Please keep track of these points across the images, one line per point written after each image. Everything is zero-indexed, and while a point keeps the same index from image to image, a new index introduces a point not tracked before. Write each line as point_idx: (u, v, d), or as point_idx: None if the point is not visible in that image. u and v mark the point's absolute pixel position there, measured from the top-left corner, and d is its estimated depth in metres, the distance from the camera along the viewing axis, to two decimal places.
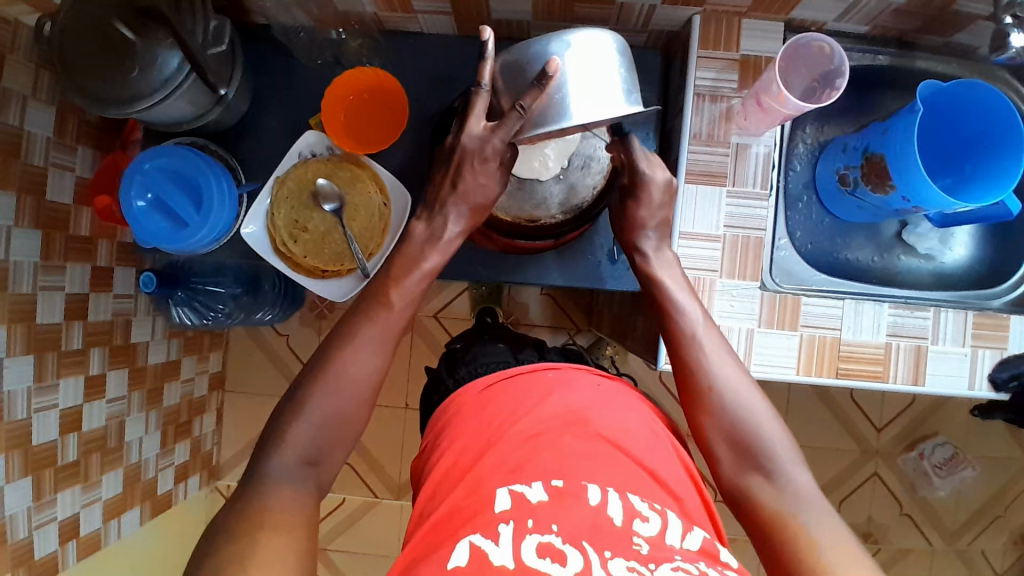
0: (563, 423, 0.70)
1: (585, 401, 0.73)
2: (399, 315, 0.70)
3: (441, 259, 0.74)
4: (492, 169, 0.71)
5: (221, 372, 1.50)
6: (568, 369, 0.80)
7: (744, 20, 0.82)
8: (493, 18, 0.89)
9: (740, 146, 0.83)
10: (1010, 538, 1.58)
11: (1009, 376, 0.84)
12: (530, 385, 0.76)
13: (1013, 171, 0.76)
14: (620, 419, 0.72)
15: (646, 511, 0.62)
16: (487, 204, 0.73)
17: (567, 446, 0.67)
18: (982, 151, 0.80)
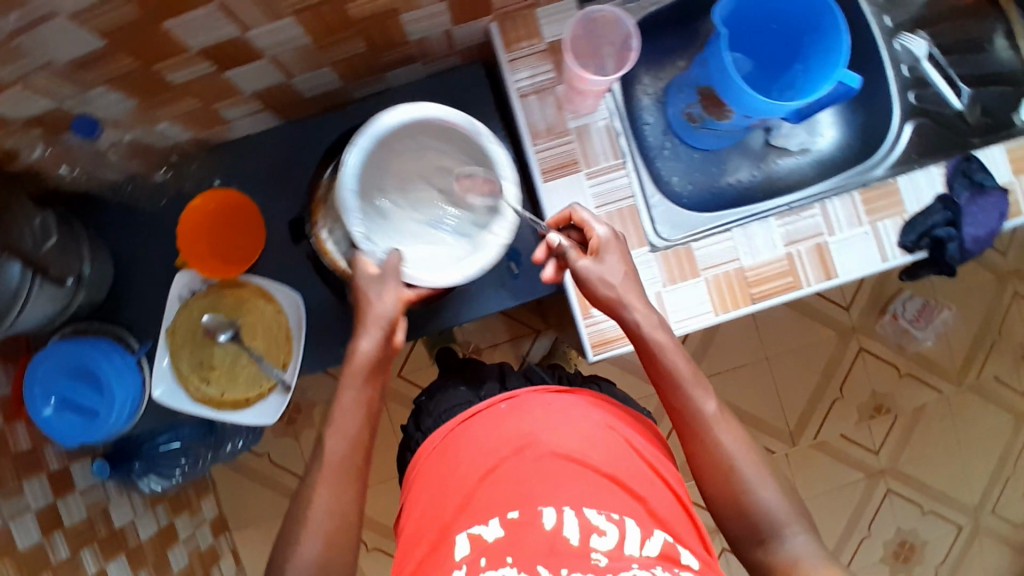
0: (516, 451, 0.70)
1: (540, 424, 0.73)
2: (337, 446, 0.68)
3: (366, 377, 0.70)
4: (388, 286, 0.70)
5: (220, 514, 1.47)
6: (523, 393, 0.77)
7: (538, 10, 0.81)
8: (307, 98, 0.88)
9: (581, 128, 0.83)
10: (1011, 355, 1.60)
11: (918, 236, 0.84)
12: (489, 421, 0.75)
13: (837, 53, 0.74)
14: (574, 432, 0.72)
15: (603, 524, 0.63)
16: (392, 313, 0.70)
17: (524, 480, 0.67)
18: (807, 41, 0.80)
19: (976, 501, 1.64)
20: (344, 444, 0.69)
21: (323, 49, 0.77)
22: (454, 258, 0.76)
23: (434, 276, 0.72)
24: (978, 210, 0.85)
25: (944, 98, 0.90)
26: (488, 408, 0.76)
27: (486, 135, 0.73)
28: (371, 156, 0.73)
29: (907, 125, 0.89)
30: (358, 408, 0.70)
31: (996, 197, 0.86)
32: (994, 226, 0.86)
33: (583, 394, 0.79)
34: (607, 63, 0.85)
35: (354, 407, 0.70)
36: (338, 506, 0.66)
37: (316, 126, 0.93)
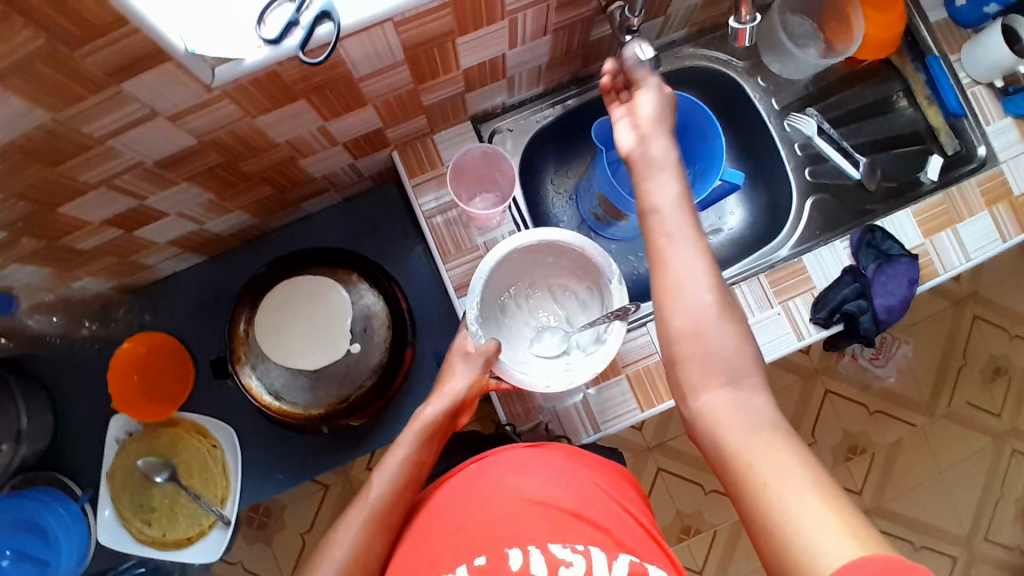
0: (482, 501, 0.67)
1: (507, 473, 0.70)
2: (378, 489, 0.70)
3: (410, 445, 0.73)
4: (472, 366, 0.76)
5: None
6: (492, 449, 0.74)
7: (434, 137, 0.86)
8: (226, 236, 0.91)
9: (488, 243, 0.84)
10: (985, 380, 1.56)
11: (829, 312, 0.84)
12: (463, 476, 0.71)
13: (719, 154, 0.81)
14: (538, 476, 0.69)
15: (568, 557, 0.60)
16: (471, 391, 0.76)
17: (490, 522, 0.64)
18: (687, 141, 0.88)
19: (966, 529, 1.55)
20: (386, 489, 0.70)
21: (228, 199, 0.80)
22: (544, 371, 0.79)
23: (544, 375, 0.77)
24: (886, 280, 0.86)
25: (842, 171, 0.94)
26: (454, 471, 0.73)
27: (617, 279, 0.78)
28: (529, 253, 0.82)
29: (807, 201, 0.93)
30: (405, 469, 0.71)
31: (905, 264, 0.85)
32: (904, 293, 0.87)
33: (554, 443, 0.73)
34: (489, 180, 0.91)
35: (400, 468, 0.71)
36: (356, 556, 0.65)
37: (240, 258, 0.96)
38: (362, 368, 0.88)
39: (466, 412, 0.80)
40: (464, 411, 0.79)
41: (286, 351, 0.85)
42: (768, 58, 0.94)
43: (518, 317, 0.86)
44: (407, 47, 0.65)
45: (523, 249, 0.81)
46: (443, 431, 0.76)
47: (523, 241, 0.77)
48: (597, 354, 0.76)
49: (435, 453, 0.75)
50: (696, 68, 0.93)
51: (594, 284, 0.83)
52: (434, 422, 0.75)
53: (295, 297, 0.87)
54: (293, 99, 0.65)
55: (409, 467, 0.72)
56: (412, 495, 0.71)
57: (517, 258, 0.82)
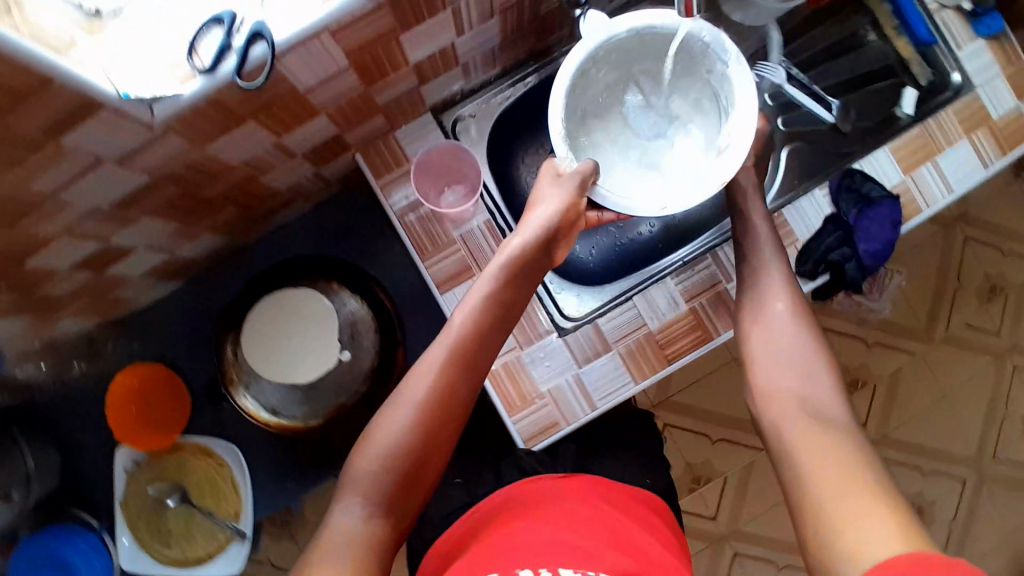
0: (518, 531, 0.65)
1: (544, 511, 0.68)
2: (464, 320, 0.65)
3: (489, 283, 0.67)
4: (565, 189, 0.70)
5: None
6: (532, 483, 0.74)
7: (396, 132, 0.84)
8: (201, 259, 0.90)
9: (466, 236, 0.83)
10: (981, 300, 1.57)
11: (815, 262, 0.84)
12: (486, 517, 0.70)
13: None
14: (572, 523, 0.66)
15: None
16: (567, 222, 0.70)
17: (518, 549, 0.61)
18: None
19: (975, 450, 1.57)
20: (467, 324, 0.65)
21: (193, 224, 0.79)
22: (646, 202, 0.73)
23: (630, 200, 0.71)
24: (869, 225, 0.83)
25: (817, 116, 0.92)
26: (485, 507, 0.72)
27: (733, 54, 0.70)
28: (622, 47, 0.73)
29: (783, 151, 0.91)
30: (490, 304, 0.66)
31: (887, 205, 0.83)
32: (888, 237, 0.84)
33: (583, 479, 0.74)
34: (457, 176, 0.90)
35: (483, 302, 0.66)
36: (434, 392, 0.60)
37: (221, 280, 0.95)
38: (354, 376, 0.86)
39: (561, 247, 0.73)
40: (563, 240, 0.72)
41: (276, 365, 0.82)
42: (728, 9, 0.90)
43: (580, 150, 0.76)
44: (349, 51, 0.62)
45: (603, 49, 0.72)
46: (530, 268, 0.69)
47: (602, 29, 0.69)
48: (728, 157, 0.71)
49: (522, 290, 0.69)
50: None
51: (704, 79, 0.75)
52: (522, 256, 0.68)
53: (288, 308, 0.83)
54: (240, 120, 0.63)
55: (491, 308, 0.66)
56: (491, 337, 0.66)
57: (570, 96, 0.72)
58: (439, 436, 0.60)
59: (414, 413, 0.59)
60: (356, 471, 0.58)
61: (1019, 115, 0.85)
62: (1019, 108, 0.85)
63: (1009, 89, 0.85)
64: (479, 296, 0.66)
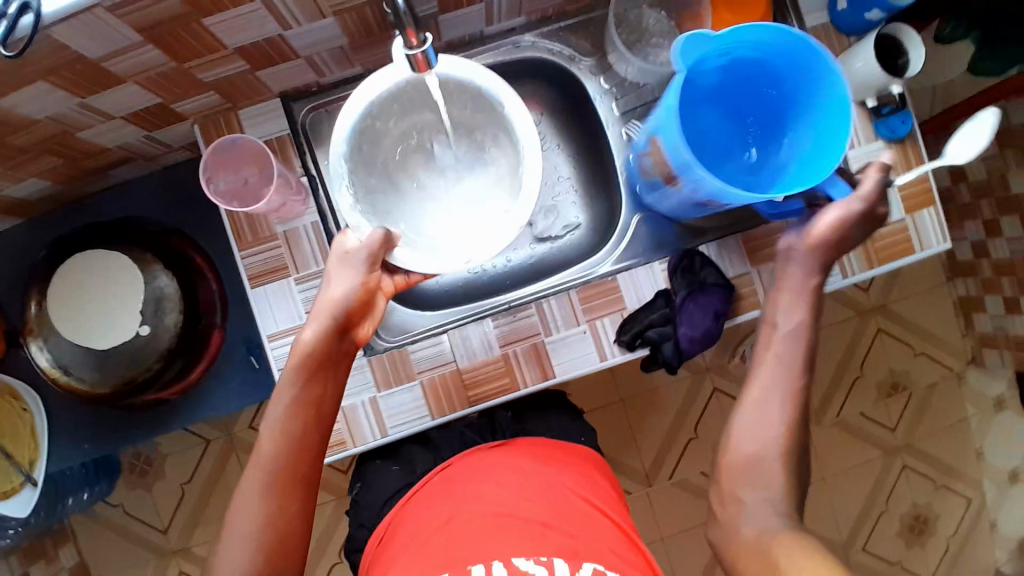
0: (452, 514, 0.72)
1: (474, 482, 0.76)
2: (273, 445, 0.67)
3: (293, 387, 0.68)
4: (352, 271, 0.69)
5: (82, 562, 1.49)
6: (455, 463, 0.81)
7: (239, 111, 0.82)
8: (36, 200, 0.88)
9: (288, 234, 0.81)
10: (883, 392, 1.49)
11: (634, 334, 0.82)
12: (423, 495, 0.78)
13: (835, 125, 0.68)
14: (507, 494, 0.74)
15: (531, 568, 0.65)
16: (363, 299, 0.70)
17: (453, 537, 0.69)
18: (795, 94, 0.74)
19: (844, 535, 1.51)
20: (279, 443, 0.67)
21: (14, 168, 0.77)
22: (446, 252, 0.77)
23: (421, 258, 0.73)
24: (694, 310, 0.82)
25: None
26: (422, 484, 0.80)
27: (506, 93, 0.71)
28: (399, 96, 0.74)
29: (635, 217, 0.88)
30: (295, 405, 0.68)
31: (718, 294, 0.82)
32: (710, 327, 0.83)
33: (516, 443, 0.83)
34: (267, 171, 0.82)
35: (290, 407, 0.67)
36: (261, 518, 0.64)
37: (61, 224, 0.93)
38: (149, 351, 0.84)
39: (366, 322, 0.73)
40: (364, 317, 0.72)
41: (70, 326, 0.81)
42: (609, 57, 0.89)
43: (396, 187, 0.81)
44: (141, 28, 0.60)
45: (380, 101, 0.73)
46: (333, 355, 0.70)
47: (364, 89, 0.70)
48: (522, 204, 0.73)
49: (328, 377, 0.70)
50: (546, 53, 0.89)
51: (496, 115, 0.76)
52: (318, 349, 0.68)
53: (97, 271, 0.82)
54: (28, 81, 0.62)
55: (299, 411, 0.68)
56: (308, 440, 0.68)
57: (362, 174, 0.76)
58: (283, 554, 0.65)
59: (251, 545, 0.63)
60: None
61: (903, 229, 0.85)
62: (906, 220, 0.85)
63: (900, 200, 0.85)
64: (285, 402, 0.67)
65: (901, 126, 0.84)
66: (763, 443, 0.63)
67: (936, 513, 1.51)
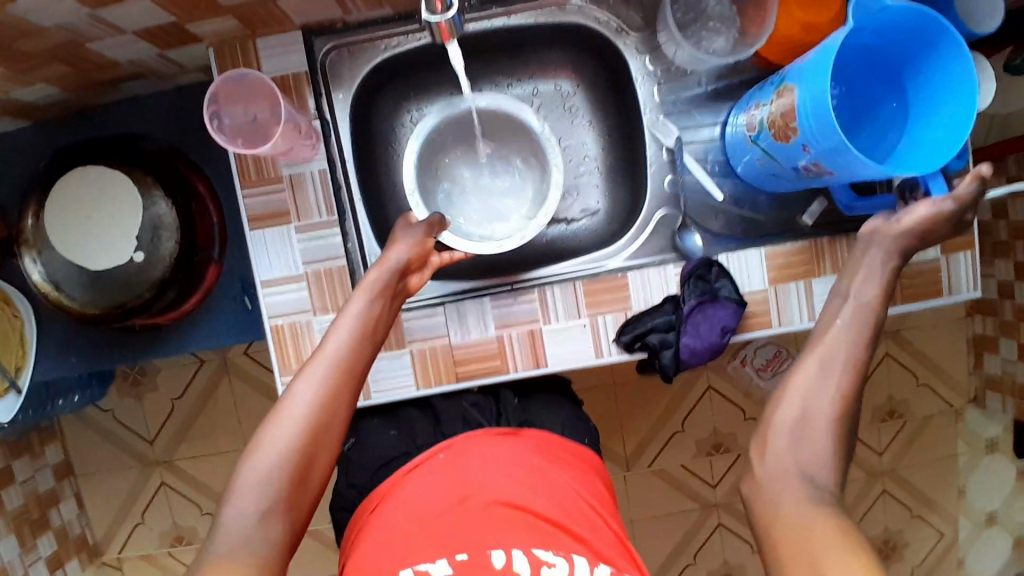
0: (463, 497, 0.66)
1: (483, 466, 0.70)
2: (337, 342, 0.62)
3: (365, 295, 0.66)
4: (415, 231, 0.71)
5: (66, 460, 1.53)
6: (461, 442, 0.74)
7: (258, 41, 0.78)
8: (43, 105, 0.85)
9: (294, 177, 0.79)
10: (877, 416, 1.47)
11: (634, 337, 0.79)
12: (425, 471, 0.71)
13: (964, 117, 0.63)
14: (522, 482, 0.68)
15: (551, 558, 0.60)
16: (422, 257, 0.71)
17: (460, 521, 0.63)
18: (923, 71, 0.66)
19: None
20: (343, 341, 0.62)
21: (22, 73, 0.73)
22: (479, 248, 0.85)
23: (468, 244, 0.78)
24: (700, 320, 0.79)
25: (707, 192, 0.82)
26: (424, 459, 0.73)
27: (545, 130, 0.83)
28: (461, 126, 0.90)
29: (657, 212, 0.84)
30: (364, 319, 0.64)
31: (729, 309, 0.78)
32: (716, 341, 0.79)
33: (527, 432, 0.77)
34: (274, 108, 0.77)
35: (356, 317, 0.64)
36: (318, 407, 0.58)
37: (67, 133, 0.91)
38: (142, 277, 0.81)
39: (416, 276, 0.72)
40: (418, 268, 0.72)
41: (66, 241, 0.80)
42: (661, 36, 0.82)
43: (438, 197, 0.88)
44: None
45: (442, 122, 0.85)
46: (393, 294, 0.68)
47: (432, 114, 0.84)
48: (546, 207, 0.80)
49: (389, 309, 0.68)
50: (591, 21, 0.83)
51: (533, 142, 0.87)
52: (384, 282, 0.67)
53: (100, 188, 0.80)
54: None
55: (366, 324, 0.64)
56: (369, 358, 0.64)
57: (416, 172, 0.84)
58: (324, 449, 0.58)
59: (298, 426, 0.57)
60: (239, 486, 0.54)
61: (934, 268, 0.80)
62: (938, 259, 0.81)
63: None
64: (356, 307, 0.64)
65: (957, 162, 0.79)
66: (811, 406, 0.55)
67: (907, 541, 1.51)
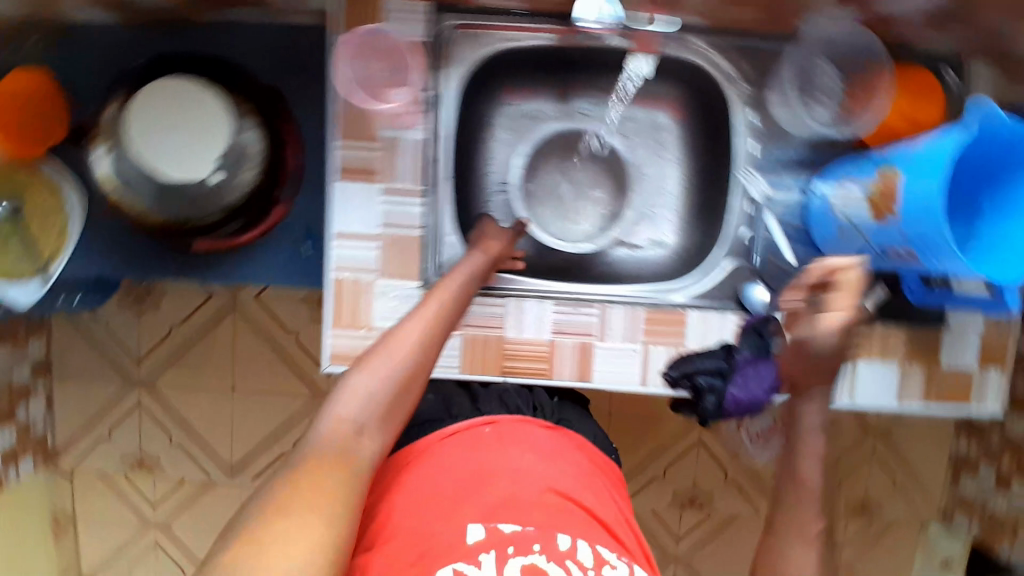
0: (519, 476, 0.66)
1: (530, 452, 0.70)
2: (443, 301, 0.68)
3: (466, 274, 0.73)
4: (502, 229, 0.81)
5: (45, 358, 1.48)
6: (507, 420, 0.75)
7: (387, 1, 0.77)
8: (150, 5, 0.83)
9: (393, 140, 0.78)
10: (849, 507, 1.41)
11: (682, 374, 0.80)
12: (469, 440, 0.71)
13: None
14: (567, 473, 0.69)
15: (612, 559, 0.61)
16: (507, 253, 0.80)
17: (513, 498, 0.63)
18: (1010, 189, 0.66)
19: None
20: (448, 304, 0.68)
21: None
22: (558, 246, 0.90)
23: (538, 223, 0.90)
24: (751, 373, 0.76)
25: (778, 250, 0.84)
26: (468, 427, 0.73)
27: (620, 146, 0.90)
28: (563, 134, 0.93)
29: (728, 261, 0.85)
30: (455, 300, 0.69)
31: (783, 366, 0.76)
32: (759, 396, 0.77)
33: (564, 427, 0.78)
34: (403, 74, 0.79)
35: (457, 292, 0.70)
36: (413, 361, 0.60)
37: (164, 37, 0.89)
38: (217, 198, 0.81)
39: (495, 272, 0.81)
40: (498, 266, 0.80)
41: (146, 144, 0.77)
42: (771, 96, 0.84)
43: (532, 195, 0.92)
44: None
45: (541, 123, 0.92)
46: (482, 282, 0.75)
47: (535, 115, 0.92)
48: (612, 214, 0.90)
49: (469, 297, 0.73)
50: (709, 64, 0.84)
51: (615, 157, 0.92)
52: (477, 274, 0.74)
53: (193, 100, 0.78)
54: None
55: (463, 297, 0.70)
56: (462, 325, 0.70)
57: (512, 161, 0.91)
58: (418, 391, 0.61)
59: (406, 358, 0.60)
60: (339, 403, 0.57)
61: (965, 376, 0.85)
62: (972, 367, 0.85)
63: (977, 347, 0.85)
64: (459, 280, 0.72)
65: None
66: None
67: None
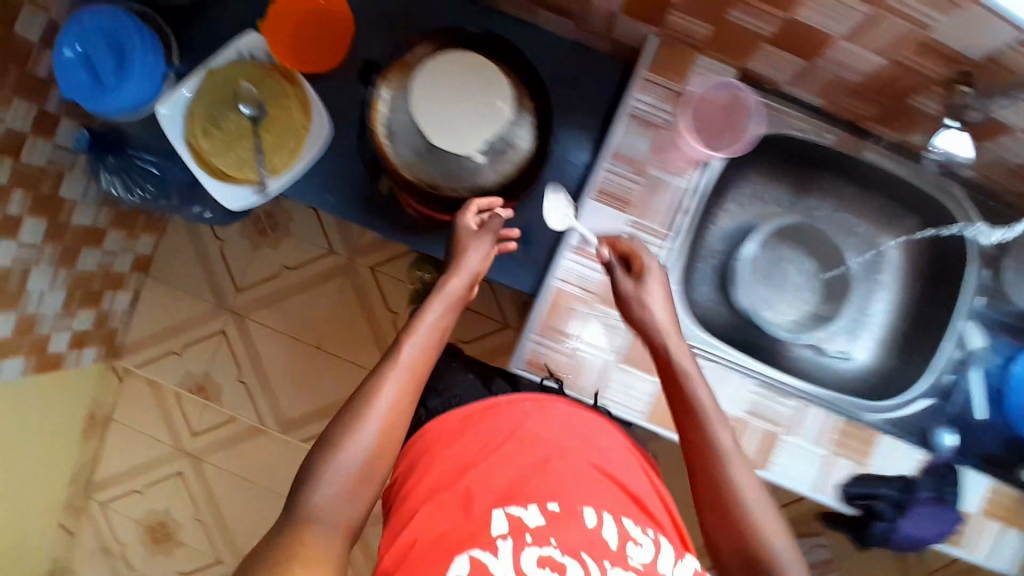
0: (547, 456, 0.67)
1: (542, 424, 0.70)
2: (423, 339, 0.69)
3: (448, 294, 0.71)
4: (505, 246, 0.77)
5: (150, 254, 1.45)
6: (546, 397, 0.74)
7: (699, 56, 0.80)
8: None
9: (659, 180, 0.80)
10: None
11: (860, 491, 0.80)
12: (504, 423, 0.70)
13: None
14: (639, 477, 0.70)
15: (639, 536, 0.62)
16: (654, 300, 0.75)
17: (543, 478, 0.64)
18: None
19: None
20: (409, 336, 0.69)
21: None
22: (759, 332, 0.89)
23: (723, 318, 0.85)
24: (924, 515, 0.80)
25: (970, 404, 0.85)
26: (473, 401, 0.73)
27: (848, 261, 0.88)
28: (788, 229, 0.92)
29: (921, 400, 0.84)
30: (435, 331, 0.71)
31: (950, 519, 0.81)
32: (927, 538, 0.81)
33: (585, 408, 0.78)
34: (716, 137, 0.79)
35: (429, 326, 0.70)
36: (395, 409, 0.64)
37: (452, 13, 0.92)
38: (465, 177, 0.82)
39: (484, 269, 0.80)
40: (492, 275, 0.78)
41: (422, 101, 0.76)
42: (1010, 263, 0.85)
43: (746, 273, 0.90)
44: None
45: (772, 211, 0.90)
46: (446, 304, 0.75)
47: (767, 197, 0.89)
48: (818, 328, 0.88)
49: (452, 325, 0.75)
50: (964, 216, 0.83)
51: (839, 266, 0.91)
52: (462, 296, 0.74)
53: (485, 77, 0.78)
54: None
55: (435, 331, 0.71)
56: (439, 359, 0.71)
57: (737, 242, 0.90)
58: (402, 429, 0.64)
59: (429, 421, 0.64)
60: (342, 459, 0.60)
61: None
62: None
63: None
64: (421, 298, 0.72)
65: None
66: None
67: None
